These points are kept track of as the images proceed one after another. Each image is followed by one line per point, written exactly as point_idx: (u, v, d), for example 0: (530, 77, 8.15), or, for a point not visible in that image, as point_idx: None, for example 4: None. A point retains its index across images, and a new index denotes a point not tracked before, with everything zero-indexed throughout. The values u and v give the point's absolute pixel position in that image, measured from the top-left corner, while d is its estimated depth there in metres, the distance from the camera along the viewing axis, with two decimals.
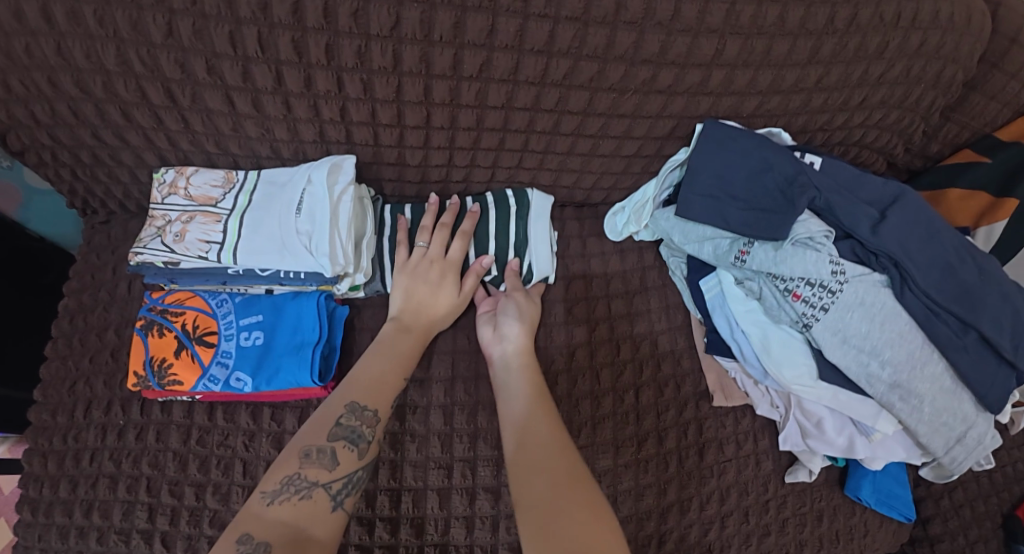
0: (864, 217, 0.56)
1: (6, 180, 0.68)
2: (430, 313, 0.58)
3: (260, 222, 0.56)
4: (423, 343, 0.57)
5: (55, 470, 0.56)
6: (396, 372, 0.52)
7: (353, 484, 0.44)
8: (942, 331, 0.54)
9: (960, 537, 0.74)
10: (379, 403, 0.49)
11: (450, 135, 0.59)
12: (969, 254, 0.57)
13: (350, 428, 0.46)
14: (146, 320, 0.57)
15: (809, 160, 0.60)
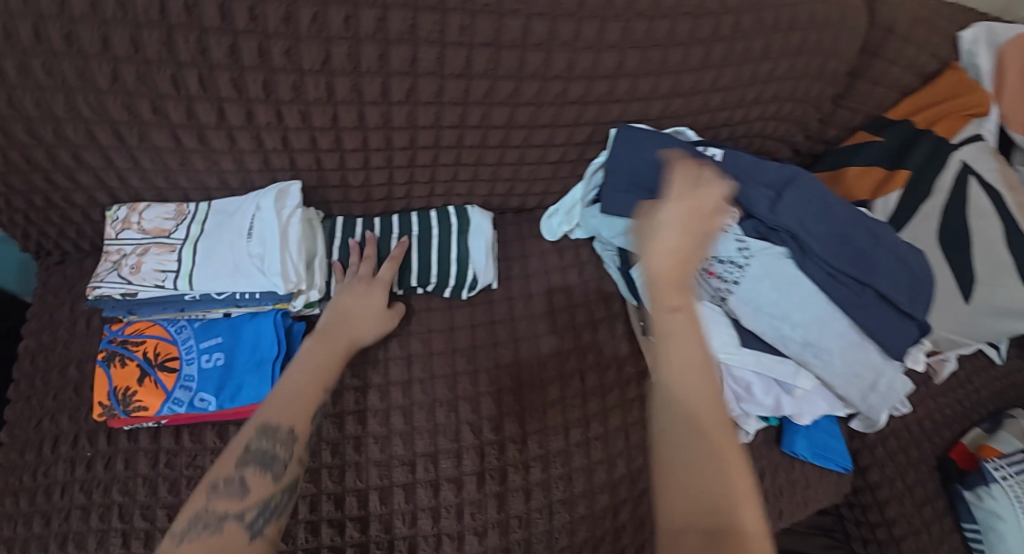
0: (763, 197, 0.63)
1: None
2: (360, 323, 0.61)
3: (212, 249, 0.59)
4: (344, 356, 0.57)
5: (27, 507, 0.58)
6: (313, 384, 0.52)
7: (272, 511, 0.42)
8: (843, 293, 0.61)
9: (898, 481, 0.79)
10: (291, 420, 0.47)
11: (388, 155, 0.64)
12: (864, 223, 0.63)
13: (262, 452, 0.44)
14: (107, 352, 0.59)
15: (712, 152, 0.66)
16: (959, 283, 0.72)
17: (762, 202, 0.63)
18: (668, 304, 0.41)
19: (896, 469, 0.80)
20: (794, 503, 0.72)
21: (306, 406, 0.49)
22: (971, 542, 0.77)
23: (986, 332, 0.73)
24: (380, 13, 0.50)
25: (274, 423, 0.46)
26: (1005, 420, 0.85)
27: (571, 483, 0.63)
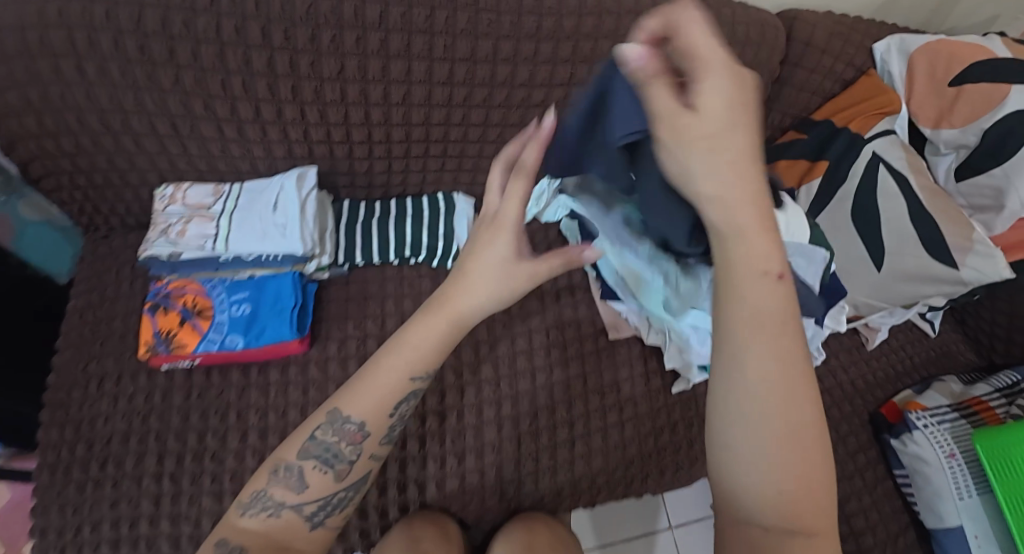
0: None
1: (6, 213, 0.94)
2: (466, 277, 0.45)
3: (245, 219, 0.73)
4: (455, 333, 0.47)
5: (71, 436, 0.71)
6: (397, 369, 0.48)
7: (331, 504, 0.50)
8: None
9: (832, 432, 0.90)
10: (363, 413, 0.49)
11: (388, 148, 0.78)
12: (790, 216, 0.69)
13: (326, 447, 0.50)
14: (153, 303, 0.73)
15: None
16: (871, 257, 0.86)
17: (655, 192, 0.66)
18: (762, 270, 0.33)
19: (830, 422, 0.91)
20: None
21: (385, 399, 0.49)
22: (902, 486, 0.88)
23: (895, 297, 0.85)
24: (383, 36, 0.66)
25: (347, 414, 0.49)
26: (934, 383, 0.96)
27: (536, 417, 0.75)
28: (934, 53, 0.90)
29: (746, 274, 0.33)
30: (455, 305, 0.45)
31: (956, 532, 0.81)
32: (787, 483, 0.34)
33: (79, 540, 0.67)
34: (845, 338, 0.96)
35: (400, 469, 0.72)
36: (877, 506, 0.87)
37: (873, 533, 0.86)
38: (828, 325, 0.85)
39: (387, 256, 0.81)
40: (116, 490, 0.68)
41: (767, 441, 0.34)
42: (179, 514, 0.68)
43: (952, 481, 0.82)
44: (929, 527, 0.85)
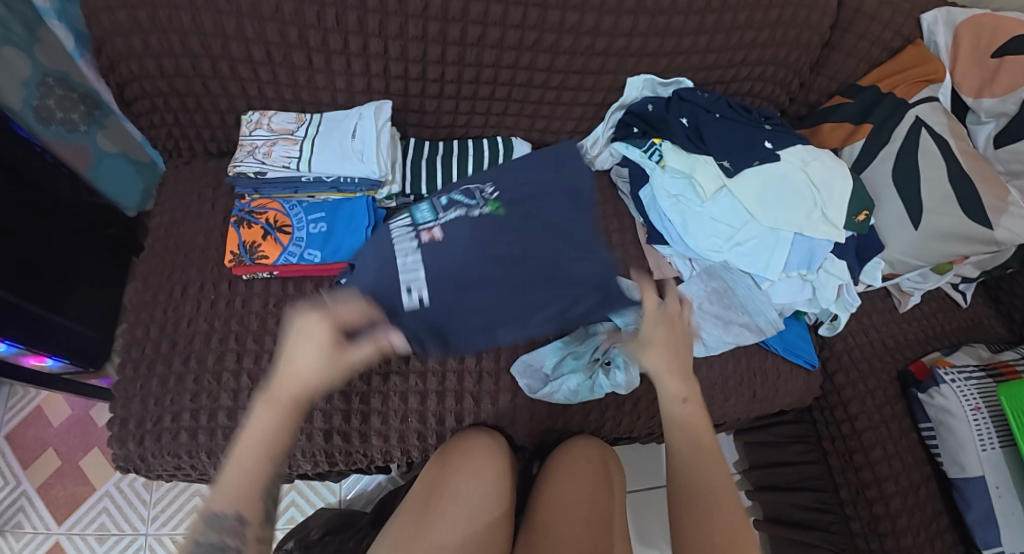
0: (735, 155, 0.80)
1: (83, 142, 0.99)
2: (295, 368, 0.48)
3: (326, 143, 0.79)
4: (295, 416, 0.47)
5: (156, 334, 0.77)
6: (251, 465, 0.44)
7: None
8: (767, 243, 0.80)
9: (860, 384, 0.94)
10: (232, 502, 0.43)
11: (457, 88, 0.84)
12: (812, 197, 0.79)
13: (210, 545, 0.42)
14: (238, 218, 0.80)
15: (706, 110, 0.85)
16: (910, 214, 0.88)
17: (504, 183, 0.77)
18: (678, 394, 0.58)
19: (859, 375, 0.94)
20: (767, 387, 0.86)
21: (251, 482, 0.44)
22: (927, 439, 0.90)
23: (932, 254, 0.87)
24: None
25: (219, 511, 0.43)
26: (962, 346, 0.97)
27: None
28: (979, 25, 0.95)
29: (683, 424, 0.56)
30: (289, 392, 0.47)
31: (977, 481, 0.83)
32: (708, 499, 0.48)
33: (163, 426, 0.73)
34: (877, 299, 0.99)
35: (457, 383, 0.79)
36: (900, 456, 0.90)
37: (894, 481, 0.88)
38: (862, 281, 0.89)
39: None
40: (197, 384, 0.74)
41: (689, 466, 0.52)
42: None
43: (975, 433, 0.84)
44: (949, 476, 0.86)
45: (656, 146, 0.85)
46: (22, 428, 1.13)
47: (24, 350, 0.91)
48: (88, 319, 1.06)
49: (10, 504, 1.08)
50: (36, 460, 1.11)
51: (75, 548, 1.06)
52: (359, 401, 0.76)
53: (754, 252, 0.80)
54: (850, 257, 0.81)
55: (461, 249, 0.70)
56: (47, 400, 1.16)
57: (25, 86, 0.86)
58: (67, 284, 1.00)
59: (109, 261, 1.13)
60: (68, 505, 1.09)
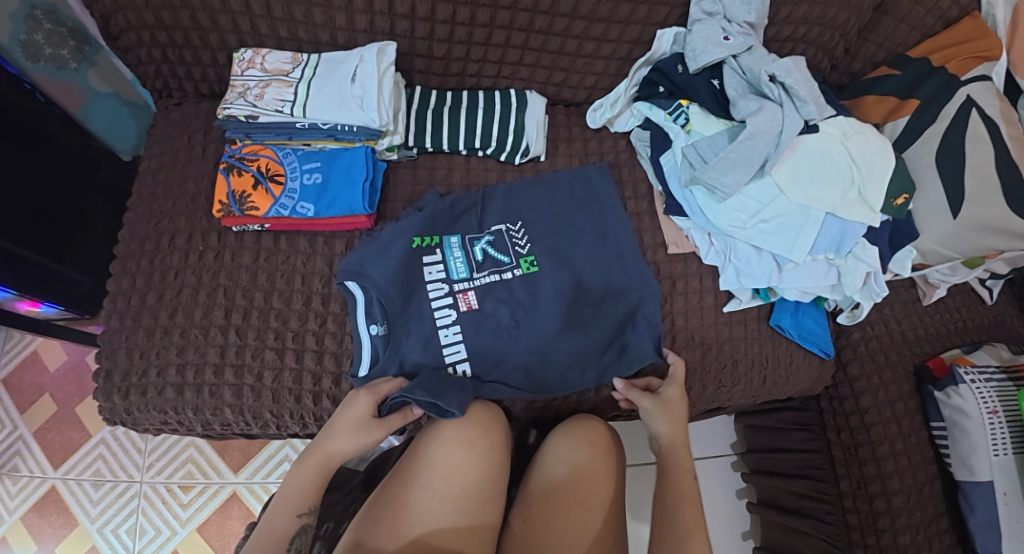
0: (773, 121, 0.72)
1: (73, 82, 0.92)
2: (333, 437, 0.62)
3: (323, 87, 0.73)
4: (322, 475, 0.61)
5: (142, 286, 0.73)
6: (284, 511, 0.57)
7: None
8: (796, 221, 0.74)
9: (874, 377, 0.89)
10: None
11: (470, 31, 0.76)
12: (849, 179, 0.73)
13: None
14: (228, 165, 0.75)
15: (739, 69, 0.77)
16: (950, 201, 0.81)
17: (536, 233, 0.79)
18: (684, 466, 0.65)
19: (874, 367, 0.89)
20: (779, 374, 0.82)
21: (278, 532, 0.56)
22: (937, 439, 0.85)
23: (968, 247, 0.81)
24: None
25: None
26: (983, 345, 0.91)
27: None
28: None
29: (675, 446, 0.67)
30: (323, 451, 0.62)
31: (983, 485, 0.79)
32: None
33: (148, 381, 0.70)
34: (901, 289, 0.93)
35: None
36: (907, 453, 0.86)
37: (899, 479, 0.85)
38: (890, 270, 0.82)
39: (458, 145, 0.82)
40: (184, 339, 0.71)
41: None
42: (243, 366, 0.71)
43: (988, 436, 0.80)
44: (956, 479, 0.83)
45: (683, 108, 0.79)
46: (18, 372, 1.11)
47: (18, 295, 0.86)
48: (85, 266, 1.00)
49: (7, 447, 1.07)
50: (33, 405, 1.10)
51: (72, 492, 1.06)
52: (348, 366, 0.73)
53: (779, 230, 0.75)
54: (883, 244, 0.76)
55: (499, 318, 0.74)
56: (43, 345, 1.13)
57: (13, 19, 0.79)
58: (64, 230, 0.95)
59: (110, 206, 1.06)
60: (63, 450, 1.08)
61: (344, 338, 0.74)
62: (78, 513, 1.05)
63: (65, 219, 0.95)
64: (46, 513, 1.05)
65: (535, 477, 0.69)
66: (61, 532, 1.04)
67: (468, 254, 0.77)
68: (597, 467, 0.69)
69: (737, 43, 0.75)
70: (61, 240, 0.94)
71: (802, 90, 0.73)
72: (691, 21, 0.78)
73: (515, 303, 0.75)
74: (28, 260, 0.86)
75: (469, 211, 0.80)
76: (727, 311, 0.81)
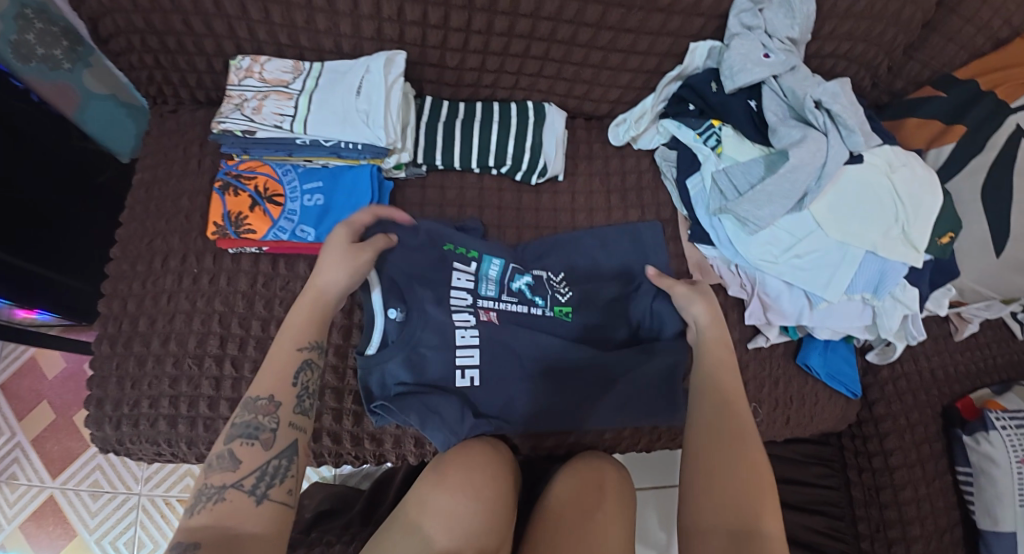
0: (817, 153, 0.66)
1: (68, 82, 0.88)
2: (318, 270, 0.58)
3: (326, 100, 0.68)
4: (314, 309, 0.56)
5: (134, 310, 0.68)
6: (285, 340, 0.53)
7: (269, 474, 0.46)
8: (832, 259, 0.69)
9: (901, 417, 0.85)
10: (270, 387, 0.50)
11: (485, 40, 0.70)
12: (893, 216, 0.67)
13: (245, 425, 0.48)
14: (223, 183, 0.70)
15: (778, 92, 0.71)
16: (994, 238, 0.77)
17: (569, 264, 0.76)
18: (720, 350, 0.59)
19: (901, 407, 0.85)
20: (803, 415, 0.78)
21: (281, 366, 0.52)
22: (962, 484, 0.82)
23: (1005, 286, 0.79)
24: None
25: (254, 396, 0.50)
26: (1016, 384, 0.86)
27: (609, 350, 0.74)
28: None
29: (721, 404, 0.52)
30: (314, 287, 0.57)
31: (1007, 537, 0.76)
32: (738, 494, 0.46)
33: (141, 413, 0.66)
34: (932, 324, 0.88)
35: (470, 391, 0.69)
36: (931, 499, 0.82)
37: (920, 524, 0.81)
38: (926, 308, 0.77)
39: (470, 162, 0.76)
40: (177, 369, 0.66)
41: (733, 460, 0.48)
42: (239, 399, 0.66)
43: (1016, 486, 0.76)
44: (979, 527, 0.80)
45: (714, 129, 0.73)
46: (15, 379, 1.07)
47: (13, 304, 0.83)
48: (83, 273, 0.95)
49: (5, 455, 1.04)
50: (29, 412, 1.06)
51: (70, 503, 1.03)
52: (352, 401, 0.69)
53: (815, 267, 0.70)
54: (923, 285, 0.71)
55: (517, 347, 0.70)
56: (40, 351, 1.09)
57: (3, 19, 0.76)
58: (59, 237, 0.89)
59: (107, 211, 1.01)
60: (61, 460, 1.04)
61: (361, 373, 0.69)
62: (76, 524, 1.02)
63: (62, 226, 0.90)
64: (43, 524, 1.01)
65: (543, 513, 0.65)
66: (59, 542, 1.01)
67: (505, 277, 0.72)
68: (603, 501, 0.65)
69: (779, 61, 0.69)
70: (57, 250, 0.89)
71: (848, 118, 0.68)
72: (728, 35, 0.72)
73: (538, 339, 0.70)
74: (26, 270, 0.81)
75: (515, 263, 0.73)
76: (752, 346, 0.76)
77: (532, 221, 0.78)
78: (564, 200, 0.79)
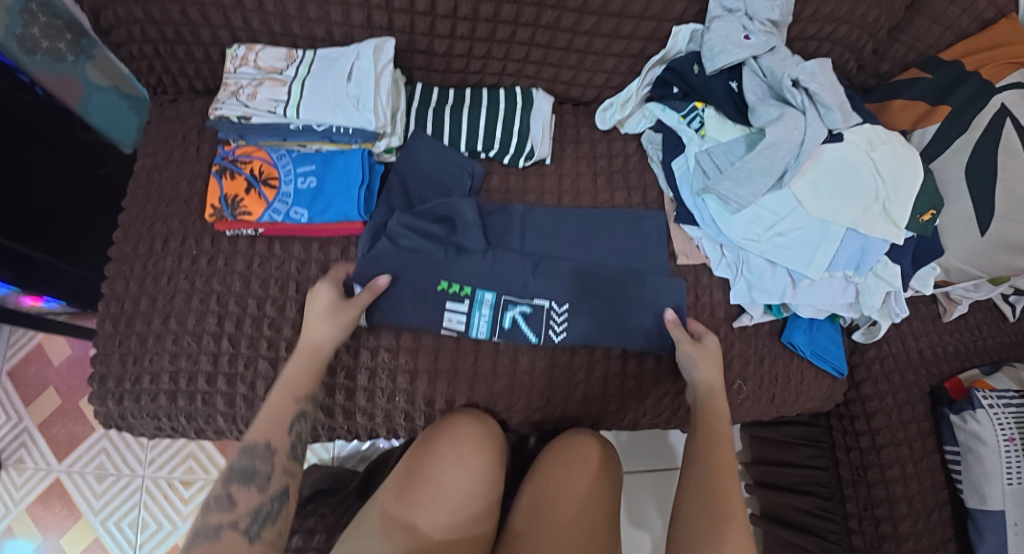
0: (795, 131, 0.68)
1: (72, 73, 0.92)
2: (310, 324, 0.63)
3: (319, 86, 0.70)
4: (286, 414, 0.57)
5: (136, 290, 0.71)
6: (282, 394, 0.58)
7: (262, 516, 0.51)
8: (815, 236, 0.70)
9: (888, 396, 0.86)
10: (266, 434, 0.55)
11: (472, 26, 0.72)
12: (873, 194, 0.69)
13: (241, 469, 0.52)
14: (220, 167, 0.73)
15: (759, 72, 0.72)
16: (978, 217, 0.77)
17: (563, 246, 0.76)
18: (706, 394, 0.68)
19: (889, 386, 0.86)
20: (788, 393, 0.78)
21: (280, 411, 0.57)
22: (950, 464, 0.82)
23: (995, 267, 0.78)
24: None
25: (252, 440, 0.54)
26: (1005, 366, 0.86)
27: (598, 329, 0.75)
28: None
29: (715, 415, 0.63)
30: (309, 343, 0.62)
31: (995, 515, 0.76)
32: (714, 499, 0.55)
33: (142, 388, 0.69)
34: (921, 305, 0.88)
35: (451, 362, 0.72)
36: (918, 477, 0.83)
37: (907, 502, 0.82)
38: (911, 286, 0.79)
39: (459, 145, 0.78)
40: (176, 345, 0.69)
41: (718, 465, 0.58)
42: (236, 374, 0.69)
43: (1004, 465, 0.77)
44: (967, 506, 0.80)
45: (698, 111, 0.75)
46: (23, 365, 1.11)
47: (20, 291, 0.84)
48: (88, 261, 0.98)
49: (13, 439, 1.08)
50: (37, 397, 1.10)
51: (76, 485, 1.06)
52: (344, 377, 0.70)
53: (796, 244, 0.71)
54: (906, 262, 0.73)
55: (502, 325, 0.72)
56: (47, 339, 1.12)
57: (10, 14, 0.80)
58: (65, 226, 0.92)
59: (110, 202, 1.04)
60: (68, 443, 1.08)
61: (360, 351, 0.71)
62: (82, 505, 1.05)
63: (66, 215, 0.93)
64: (51, 505, 1.05)
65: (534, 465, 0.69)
66: (65, 523, 1.04)
67: (496, 317, 0.71)
68: (584, 478, 0.65)
69: (759, 42, 0.71)
70: (62, 238, 0.91)
71: (826, 96, 0.69)
72: (710, 18, 0.73)
73: (547, 306, 0.72)
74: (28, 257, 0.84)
75: (491, 215, 0.77)
76: (737, 326, 0.76)
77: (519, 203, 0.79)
78: (551, 182, 0.81)
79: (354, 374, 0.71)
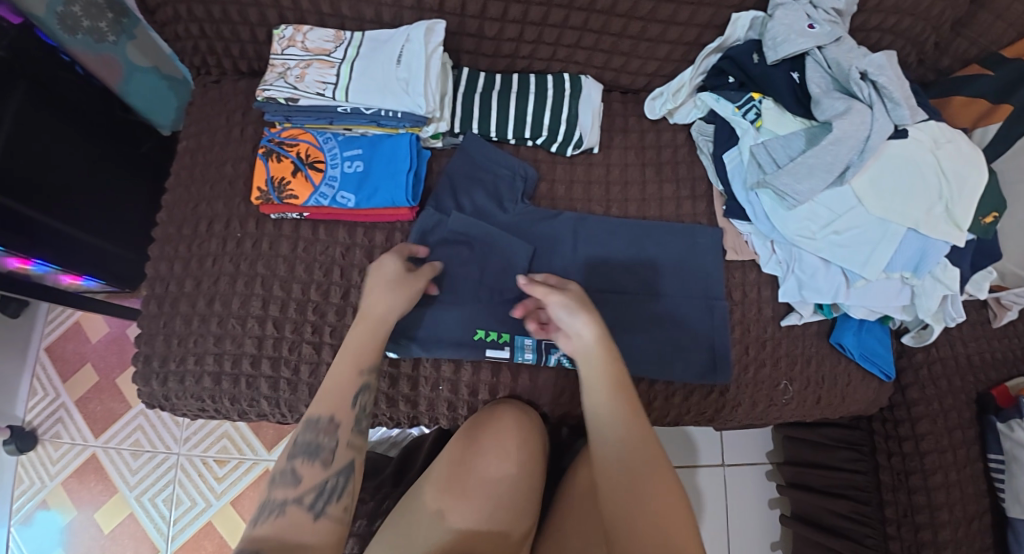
0: (861, 126, 0.65)
1: (112, 54, 0.90)
2: (372, 289, 0.61)
3: (368, 69, 0.69)
4: (354, 375, 0.56)
5: (180, 272, 0.71)
6: (348, 364, 0.56)
7: (328, 492, 0.50)
8: (874, 236, 0.68)
9: (935, 402, 0.83)
10: (331, 407, 0.54)
11: (525, 9, 0.70)
12: (937, 195, 0.66)
13: (307, 444, 0.51)
14: (266, 149, 0.72)
15: (824, 64, 0.70)
16: None
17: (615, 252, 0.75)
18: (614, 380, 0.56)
19: (935, 392, 0.84)
20: (834, 395, 0.76)
21: (347, 383, 0.55)
22: (993, 472, 0.80)
23: None
24: None
25: (318, 413, 0.53)
26: None
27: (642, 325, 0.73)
28: None
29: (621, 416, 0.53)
30: (375, 313, 0.59)
31: None
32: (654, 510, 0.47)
33: (187, 369, 0.69)
34: (971, 310, 0.86)
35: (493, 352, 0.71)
36: (960, 485, 0.80)
37: (948, 509, 0.80)
38: (965, 290, 0.76)
39: (506, 133, 0.76)
40: (221, 328, 0.69)
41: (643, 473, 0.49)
42: (280, 358, 0.69)
43: None
44: (1009, 515, 0.78)
45: (754, 102, 0.72)
46: (62, 341, 1.12)
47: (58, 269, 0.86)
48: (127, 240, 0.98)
49: (50, 414, 1.09)
50: (74, 374, 1.11)
51: (111, 461, 1.07)
52: (388, 364, 0.70)
53: (854, 244, 0.69)
54: (965, 265, 0.70)
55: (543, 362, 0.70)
56: (85, 316, 1.14)
57: None
58: (106, 205, 0.93)
59: (149, 182, 1.04)
60: (104, 420, 1.09)
61: None
62: (117, 481, 1.07)
63: (107, 194, 0.93)
64: (86, 480, 1.07)
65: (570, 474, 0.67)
66: (100, 498, 1.06)
67: (542, 357, 0.70)
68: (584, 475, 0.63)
69: (824, 32, 0.68)
70: (102, 216, 0.92)
71: (895, 91, 0.67)
72: (772, 6, 0.71)
73: None
74: (68, 234, 0.84)
75: (540, 223, 0.75)
76: (785, 325, 0.75)
77: (565, 194, 0.78)
78: (598, 172, 0.79)
79: (398, 363, 0.70)
